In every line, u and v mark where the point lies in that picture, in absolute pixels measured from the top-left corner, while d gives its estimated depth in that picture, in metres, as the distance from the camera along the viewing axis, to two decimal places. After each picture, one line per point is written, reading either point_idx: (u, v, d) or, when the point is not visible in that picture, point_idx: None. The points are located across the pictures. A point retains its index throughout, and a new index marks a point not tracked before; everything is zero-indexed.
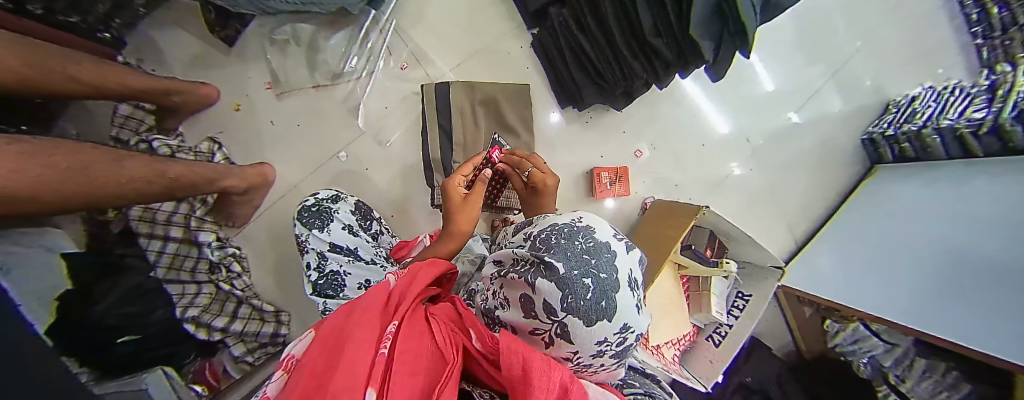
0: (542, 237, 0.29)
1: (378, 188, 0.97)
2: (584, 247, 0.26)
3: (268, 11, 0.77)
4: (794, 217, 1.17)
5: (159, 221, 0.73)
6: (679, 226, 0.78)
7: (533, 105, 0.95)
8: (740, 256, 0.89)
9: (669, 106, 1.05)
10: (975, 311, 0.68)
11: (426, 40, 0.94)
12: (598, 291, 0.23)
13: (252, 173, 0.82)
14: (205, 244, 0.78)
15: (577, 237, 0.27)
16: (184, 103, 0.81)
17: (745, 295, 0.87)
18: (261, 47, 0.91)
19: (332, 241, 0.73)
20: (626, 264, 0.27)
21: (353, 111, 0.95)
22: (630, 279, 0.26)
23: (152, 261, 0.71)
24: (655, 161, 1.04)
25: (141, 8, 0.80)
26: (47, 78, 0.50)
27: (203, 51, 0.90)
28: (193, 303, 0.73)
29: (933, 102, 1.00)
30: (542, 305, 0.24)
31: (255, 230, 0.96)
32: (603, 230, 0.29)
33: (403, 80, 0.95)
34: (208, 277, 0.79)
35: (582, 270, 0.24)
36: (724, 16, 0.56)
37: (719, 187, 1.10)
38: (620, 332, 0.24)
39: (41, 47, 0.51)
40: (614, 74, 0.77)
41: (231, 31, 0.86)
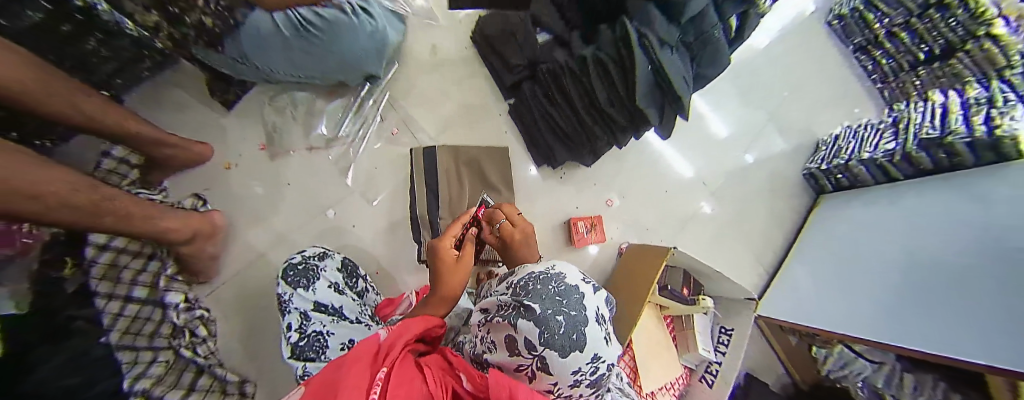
0: (521, 284, 0.34)
1: (364, 245, 1.00)
2: (556, 290, 0.31)
3: (269, 78, 0.88)
4: (759, 250, 1.26)
5: (123, 280, 0.69)
6: (651, 268, 0.83)
7: (511, 161, 1.04)
8: (713, 292, 0.94)
9: (634, 157, 1.17)
10: (916, 311, 0.75)
11: (414, 107, 1.05)
12: (570, 326, 0.28)
13: (198, 222, 0.79)
14: (171, 305, 0.77)
15: (551, 281, 0.33)
16: (173, 157, 0.84)
17: (728, 329, 0.90)
18: (259, 114, 0.99)
19: (317, 300, 0.73)
20: (593, 302, 0.32)
21: (344, 171, 1.00)
22: (597, 315, 0.31)
23: (106, 325, 0.61)
24: (626, 208, 1.12)
25: (145, 70, 0.88)
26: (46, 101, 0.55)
27: (200, 111, 0.96)
28: (146, 373, 0.64)
29: (852, 138, 1.18)
30: (523, 342, 0.28)
31: (226, 293, 0.93)
32: (572, 275, 0.34)
33: (392, 143, 1.03)
34: (168, 342, 0.73)
35: (554, 309, 0.28)
36: (663, 90, 0.69)
37: (686, 228, 1.19)
38: (592, 362, 0.28)
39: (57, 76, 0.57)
40: (580, 137, 0.89)
41: (231, 95, 0.95)
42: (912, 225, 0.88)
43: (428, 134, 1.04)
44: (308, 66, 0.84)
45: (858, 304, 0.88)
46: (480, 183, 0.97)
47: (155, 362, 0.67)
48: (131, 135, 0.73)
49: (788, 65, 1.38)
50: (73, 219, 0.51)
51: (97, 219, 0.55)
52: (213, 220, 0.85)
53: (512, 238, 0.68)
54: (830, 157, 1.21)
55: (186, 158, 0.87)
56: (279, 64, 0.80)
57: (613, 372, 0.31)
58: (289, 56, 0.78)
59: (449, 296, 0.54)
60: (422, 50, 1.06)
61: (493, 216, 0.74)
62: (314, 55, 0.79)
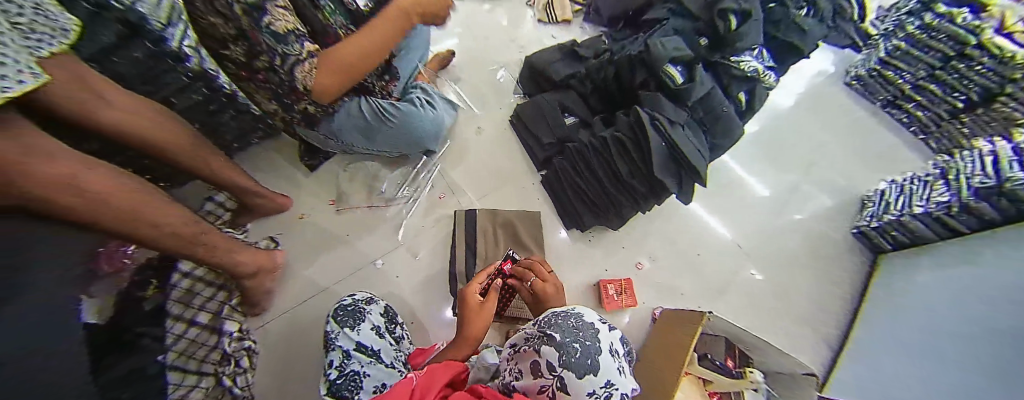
0: (545, 319, 0.40)
1: (402, 295, 1.08)
2: (575, 324, 0.36)
3: (348, 149, 1.11)
4: (817, 324, 1.15)
5: (194, 305, 0.83)
6: (686, 334, 0.80)
7: (544, 229, 1.12)
8: (768, 365, 0.85)
9: (661, 222, 1.19)
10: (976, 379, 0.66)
11: (460, 175, 1.22)
12: (584, 352, 0.33)
13: (263, 258, 0.95)
14: (226, 333, 0.88)
15: (571, 317, 0.38)
16: (263, 204, 1.05)
17: None
18: (334, 179, 1.21)
19: (359, 341, 0.79)
20: (608, 337, 0.37)
21: (394, 227, 1.15)
22: (611, 348, 0.35)
23: (168, 345, 0.73)
24: (657, 272, 1.12)
25: (254, 139, 1.16)
26: (184, 155, 0.79)
27: (287, 170, 1.20)
28: (185, 397, 0.74)
29: (900, 193, 1.12)
30: (545, 364, 0.34)
31: (273, 327, 1.03)
32: (590, 314, 0.39)
33: (437, 205, 1.18)
34: (214, 369, 0.84)
35: (571, 337, 0.34)
36: (680, 164, 0.78)
37: (725, 296, 1.14)
38: (605, 389, 0.32)
39: (200, 143, 0.83)
40: (605, 203, 0.98)
41: (316, 161, 1.19)
42: (967, 287, 0.81)
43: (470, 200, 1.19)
44: (382, 144, 1.08)
45: (926, 381, 0.78)
46: (514, 246, 1.05)
47: (195, 388, 0.78)
48: (236, 186, 0.95)
49: (816, 126, 1.42)
50: (172, 244, 0.66)
51: (190, 246, 0.70)
52: (273, 256, 1.00)
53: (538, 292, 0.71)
54: (880, 213, 1.16)
55: (271, 207, 1.07)
56: (357, 142, 1.04)
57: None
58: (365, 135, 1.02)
59: (472, 338, 0.60)
60: (470, 130, 1.28)
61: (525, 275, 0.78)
62: (383, 135, 1.03)
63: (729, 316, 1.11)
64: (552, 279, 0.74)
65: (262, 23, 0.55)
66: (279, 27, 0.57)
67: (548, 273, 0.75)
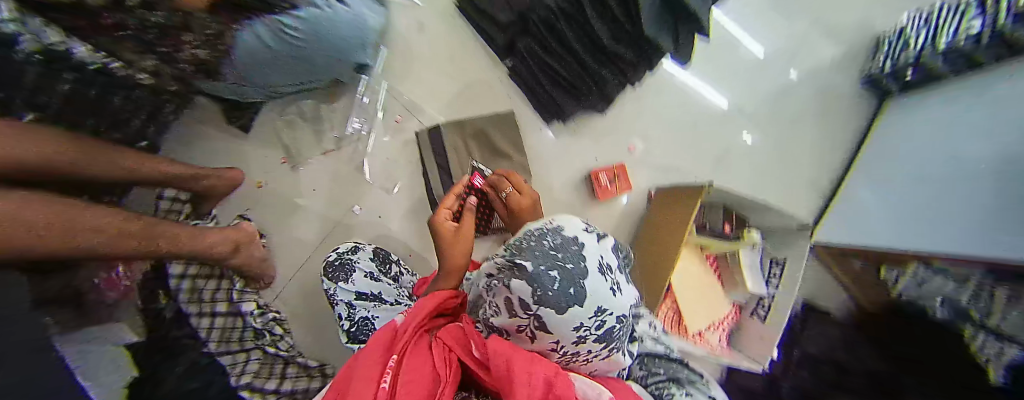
0: (516, 243, 0.31)
1: (392, 234, 1.03)
2: (552, 245, 0.28)
3: (274, 94, 0.90)
4: (813, 175, 1.13)
5: (203, 299, 0.77)
6: (683, 216, 0.76)
7: (521, 127, 0.98)
8: (762, 223, 0.84)
9: (652, 97, 1.04)
10: None
11: (414, 92, 1.02)
12: (566, 280, 0.25)
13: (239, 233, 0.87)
14: (247, 312, 0.84)
15: (547, 235, 0.30)
16: (211, 188, 0.89)
17: (779, 261, 0.82)
18: (274, 130, 1.01)
19: (357, 290, 0.78)
20: (595, 252, 0.29)
21: (360, 168, 1.03)
22: (600, 264, 0.28)
23: (204, 339, 0.71)
24: (651, 152, 1.02)
25: (171, 114, 0.90)
26: (80, 165, 0.62)
27: (207, 133, 1.00)
28: (246, 371, 0.71)
29: (924, 26, 0.93)
30: (519, 303, 0.27)
31: (288, 296, 1.02)
32: (571, 226, 0.31)
33: (398, 130, 1.02)
34: (255, 343, 0.80)
35: (548, 264, 0.26)
36: (673, 10, 0.59)
37: (723, 163, 1.07)
38: (596, 316, 0.26)
39: (84, 143, 0.64)
40: (586, 84, 0.82)
41: (246, 119, 0.97)
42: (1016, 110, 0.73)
43: (434, 117, 1.02)
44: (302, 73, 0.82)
45: (960, 218, 0.75)
46: (490, 157, 0.93)
47: (246, 361, 0.74)
48: (170, 176, 0.79)
49: None
50: (110, 245, 0.54)
51: (129, 244, 0.58)
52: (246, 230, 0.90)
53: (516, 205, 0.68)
54: (895, 55, 1.02)
55: (224, 185, 0.91)
56: (275, 77, 0.80)
57: (624, 326, 0.28)
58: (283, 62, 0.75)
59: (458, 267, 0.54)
60: (407, 26, 1.02)
61: (499, 184, 0.74)
62: (304, 61, 0.78)
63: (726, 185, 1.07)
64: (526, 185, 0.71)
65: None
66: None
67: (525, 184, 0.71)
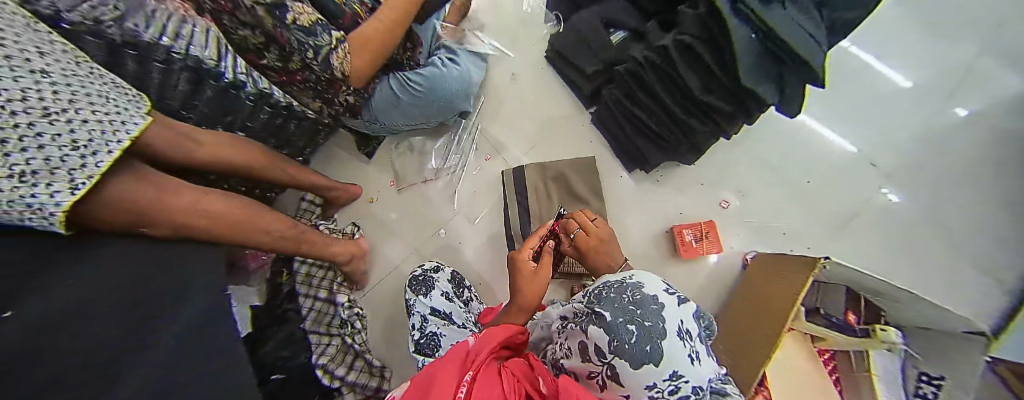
0: (594, 291, 0.34)
1: (469, 259, 1.13)
2: (631, 299, 0.30)
3: (395, 130, 1.11)
4: (996, 257, 0.85)
5: (314, 284, 0.99)
6: (792, 287, 0.65)
7: (600, 174, 0.99)
8: (905, 320, 0.66)
9: (754, 147, 0.95)
10: None
11: (503, 135, 1.15)
12: (643, 337, 0.26)
13: (352, 246, 1.01)
14: (340, 303, 0.99)
15: (626, 289, 0.31)
16: (337, 197, 1.12)
17: (933, 377, 0.62)
18: (388, 158, 1.22)
19: (433, 306, 0.88)
20: (677, 315, 0.29)
21: (450, 197, 1.17)
22: (681, 329, 0.28)
23: (304, 315, 0.93)
24: (749, 208, 0.92)
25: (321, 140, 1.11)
26: (267, 172, 0.84)
27: (341, 156, 1.25)
28: (325, 352, 0.90)
29: None
30: (594, 350, 0.29)
31: (379, 302, 1.17)
32: (653, 284, 0.32)
33: (486, 167, 1.15)
34: (340, 331, 0.97)
35: (626, 317, 0.28)
36: (779, 59, 0.57)
37: (849, 230, 0.89)
38: (671, 381, 0.25)
39: (274, 158, 0.86)
40: (672, 134, 0.81)
41: (371, 149, 1.21)
42: None
43: (518, 158, 1.11)
44: (416, 114, 1.02)
45: None
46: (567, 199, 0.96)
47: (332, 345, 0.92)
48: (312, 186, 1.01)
49: None
50: (272, 241, 0.73)
51: (294, 245, 0.79)
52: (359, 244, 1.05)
53: (585, 245, 0.72)
54: None
55: (345, 197, 1.13)
56: (394, 117, 1.01)
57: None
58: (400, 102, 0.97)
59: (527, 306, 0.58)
60: (504, 78, 1.17)
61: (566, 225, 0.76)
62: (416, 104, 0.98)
63: (852, 259, 0.88)
64: (604, 228, 0.75)
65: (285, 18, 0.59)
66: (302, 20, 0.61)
67: (602, 229, 0.74)
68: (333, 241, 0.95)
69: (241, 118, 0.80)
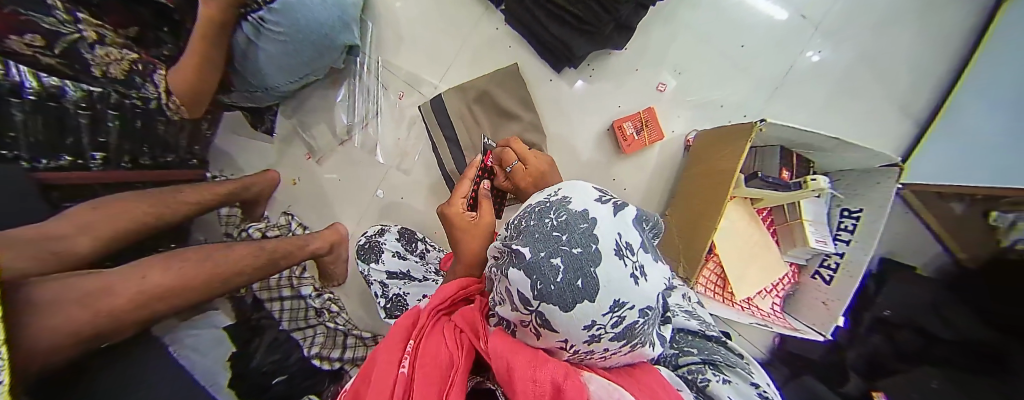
0: (515, 223, 0.28)
1: (420, 213, 0.98)
2: (554, 224, 0.24)
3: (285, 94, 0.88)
4: (919, 79, 0.84)
5: (271, 286, 0.86)
6: (733, 154, 0.65)
7: (528, 84, 0.86)
8: (836, 164, 0.70)
9: (685, 18, 0.85)
10: None
11: (410, 63, 0.94)
12: (571, 273, 0.22)
13: (332, 234, 0.90)
14: (307, 295, 0.86)
15: (549, 212, 0.26)
16: (261, 192, 0.92)
17: (852, 212, 0.69)
18: (292, 128, 1.00)
19: (387, 270, 0.81)
20: (612, 228, 0.24)
21: (373, 151, 0.97)
22: (617, 245, 0.23)
23: (278, 318, 0.84)
24: (687, 87, 0.85)
25: (208, 130, 0.88)
26: (167, 207, 0.66)
27: (241, 144, 1.00)
28: (315, 342, 0.84)
29: None
30: (518, 298, 0.25)
31: (353, 286, 1.04)
32: (582, 197, 0.26)
33: (401, 108, 0.95)
34: (317, 320, 0.86)
35: (550, 250, 0.23)
36: None
37: (783, 90, 0.85)
38: (611, 311, 0.23)
39: (152, 191, 0.66)
40: (594, 13, 0.68)
41: (268, 122, 0.93)
42: None
43: (436, 86, 0.93)
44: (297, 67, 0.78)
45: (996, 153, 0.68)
46: (498, 119, 0.82)
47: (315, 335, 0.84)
48: (225, 196, 0.81)
49: None
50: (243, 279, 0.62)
51: (269, 263, 0.69)
52: (338, 230, 0.92)
53: (523, 181, 0.65)
54: None
55: (268, 187, 0.93)
56: (271, 75, 0.76)
57: (646, 319, 0.26)
58: (269, 55, 0.72)
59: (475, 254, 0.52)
60: None
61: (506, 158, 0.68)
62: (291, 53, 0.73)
63: (788, 119, 0.86)
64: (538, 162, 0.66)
65: (91, 73, 0.52)
66: (113, 73, 0.54)
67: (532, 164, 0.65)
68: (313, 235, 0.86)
69: (87, 134, 0.58)
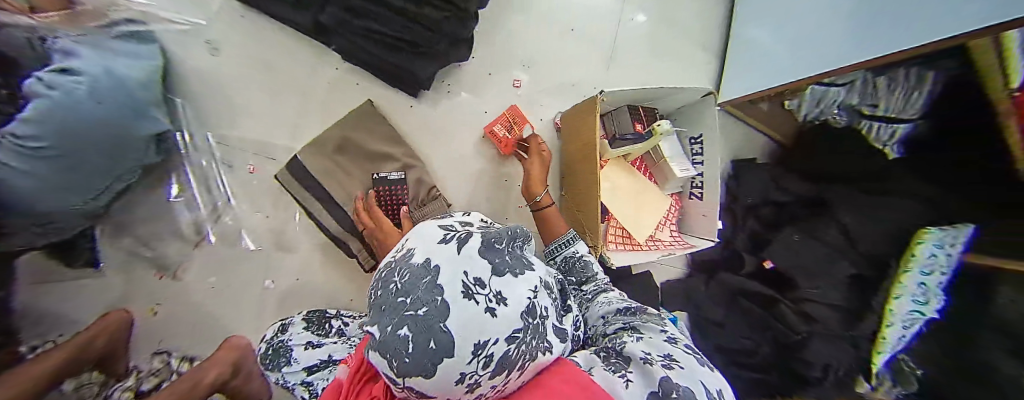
0: (371, 296, 0.26)
1: (324, 289, 0.81)
2: (399, 287, 0.22)
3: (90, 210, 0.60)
4: (705, 22, 1.03)
5: None
6: (589, 124, 0.70)
7: (387, 117, 0.82)
8: (671, 105, 0.81)
9: (516, 16, 0.90)
10: (810, 45, 0.73)
11: (250, 131, 0.80)
12: (418, 338, 0.18)
13: (229, 352, 0.69)
14: None
15: (395, 275, 0.24)
16: (109, 342, 0.65)
17: (697, 137, 0.79)
18: (130, 247, 0.74)
19: (304, 367, 0.62)
20: (455, 268, 0.21)
21: (238, 242, 0.79)
22: (465, 285, 0.20)
23: None
24: (539, 78, 0.91)
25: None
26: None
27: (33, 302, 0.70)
28: None
29: None
30: (390, 381, 0.21)
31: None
32: (424, 247, 0.24)
33: (255, 182, 0.80)
34: None
35: (395, 322, 0.20)
36: None
37: (616, 57, 0.96)
38: (477, 357, 0.19)
39: None
40: (423, 37, 0.67)
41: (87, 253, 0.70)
42: None
43: (290, 148, 0.82)
44: (98, 177, 0.55)
45: (780, 59, 0.81)
46: (371, 164, 0.76)
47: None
48: (63, 368, 0.53)
49: None
50: None
51: None
52: (239, 343, 0.73)
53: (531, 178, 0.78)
54: None
55: (116, 331, 0.68)
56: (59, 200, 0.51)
57: (522, 345, 0.22)
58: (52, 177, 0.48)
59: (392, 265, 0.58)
60: (201, 53, 0.78)
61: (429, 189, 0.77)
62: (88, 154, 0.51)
63: (626, 82, 0.97)
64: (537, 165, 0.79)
65: None
66: None
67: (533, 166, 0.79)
68: (207, 366, 0.63)
69: None
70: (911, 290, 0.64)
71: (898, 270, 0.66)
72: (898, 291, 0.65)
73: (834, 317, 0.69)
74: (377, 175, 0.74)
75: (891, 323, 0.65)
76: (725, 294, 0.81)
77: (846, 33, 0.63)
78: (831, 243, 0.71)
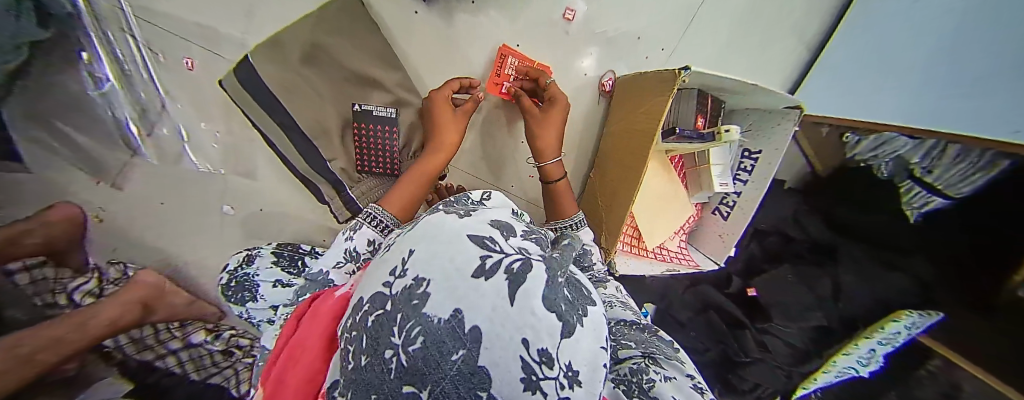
0: (350, 342, 0.19)
1: (297, 223, 0.73)
2: (400, 366, 0.15)
3: None
4: None
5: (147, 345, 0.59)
6: (654, 110, 0.54)
7: (381, 26, 0.60)
8: (742, 104, 0.66)
9: None
10: (926, 86, 0.62)
11: (188, 10, 0.62)
12: None
13: (139, 289, 0.59)
14: (202, 342, 0.63)
15: (393, 329, 0.16)
16: (57, 237, 0.56)
17: (752, 153, 0.67)
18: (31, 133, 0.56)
19: (272, 305, 0.54)
20: (508, 340, 0.14)
21: (182, 157, 0.66)
22: (525, 371, 0.14)
23: (182, 372, 0.56)
24: (598, 16, 0.70)
25: None
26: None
27: None
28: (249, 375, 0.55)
29: None
30: None
31: None
32: (446, 283, 0.16)
33: (203, 78, 0.64)
34: (228, 362, 0.61)
35: None
36: None
37: (698, 11, 0.75)
38: None
39: None
40: None
41: None
42: None
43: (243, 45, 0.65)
44: None
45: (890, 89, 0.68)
46: (355, 89, 0.59)
47: (233, 377, 0.56)
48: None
49: None
50: None
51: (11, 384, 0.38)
52: (147, 281, 0.61)
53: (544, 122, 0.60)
54: None
55: (69, 229, 0.58)
56: None
57: None
58: None
59: (410, 195, 0.49)
60: None
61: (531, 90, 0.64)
62: None
63: (699, 47, 0.77)
64: (554, 139, 0.60)
65: None
66: None
67: (548, 131, 0.59)
68: (107, 301, 0.54)
69: None
70: (861, 352, 0.69)
71: (861, 333, 0.70)
72: (850, 351, 0.70)
73: (787, 353, 0.74)
74: (359, 108, 0.58)
75: (827, 369, 0.71)
76: (696, 303, 0.81)
77: (979, 96, 0.54)
78: (817, 294, 0.73)
